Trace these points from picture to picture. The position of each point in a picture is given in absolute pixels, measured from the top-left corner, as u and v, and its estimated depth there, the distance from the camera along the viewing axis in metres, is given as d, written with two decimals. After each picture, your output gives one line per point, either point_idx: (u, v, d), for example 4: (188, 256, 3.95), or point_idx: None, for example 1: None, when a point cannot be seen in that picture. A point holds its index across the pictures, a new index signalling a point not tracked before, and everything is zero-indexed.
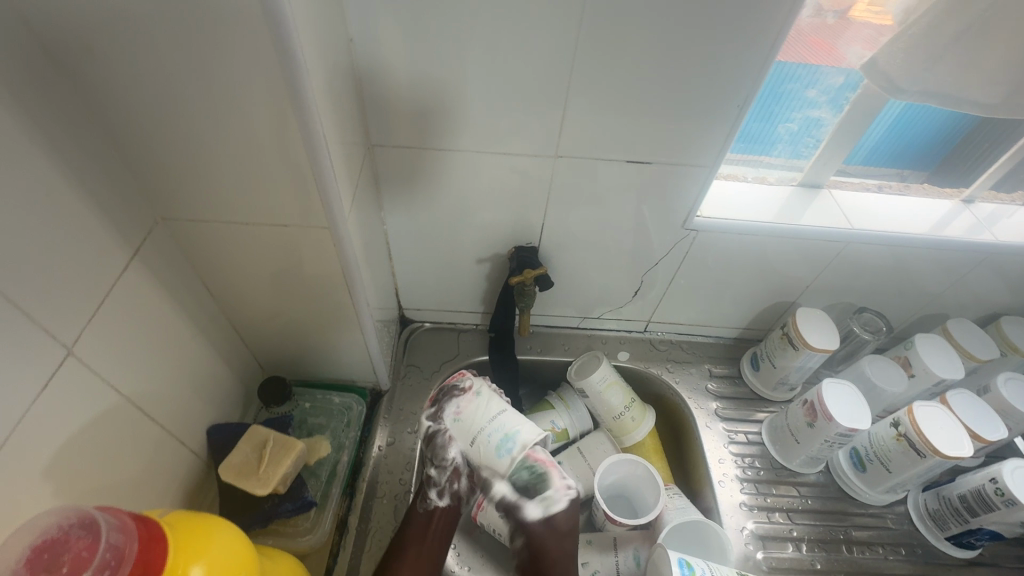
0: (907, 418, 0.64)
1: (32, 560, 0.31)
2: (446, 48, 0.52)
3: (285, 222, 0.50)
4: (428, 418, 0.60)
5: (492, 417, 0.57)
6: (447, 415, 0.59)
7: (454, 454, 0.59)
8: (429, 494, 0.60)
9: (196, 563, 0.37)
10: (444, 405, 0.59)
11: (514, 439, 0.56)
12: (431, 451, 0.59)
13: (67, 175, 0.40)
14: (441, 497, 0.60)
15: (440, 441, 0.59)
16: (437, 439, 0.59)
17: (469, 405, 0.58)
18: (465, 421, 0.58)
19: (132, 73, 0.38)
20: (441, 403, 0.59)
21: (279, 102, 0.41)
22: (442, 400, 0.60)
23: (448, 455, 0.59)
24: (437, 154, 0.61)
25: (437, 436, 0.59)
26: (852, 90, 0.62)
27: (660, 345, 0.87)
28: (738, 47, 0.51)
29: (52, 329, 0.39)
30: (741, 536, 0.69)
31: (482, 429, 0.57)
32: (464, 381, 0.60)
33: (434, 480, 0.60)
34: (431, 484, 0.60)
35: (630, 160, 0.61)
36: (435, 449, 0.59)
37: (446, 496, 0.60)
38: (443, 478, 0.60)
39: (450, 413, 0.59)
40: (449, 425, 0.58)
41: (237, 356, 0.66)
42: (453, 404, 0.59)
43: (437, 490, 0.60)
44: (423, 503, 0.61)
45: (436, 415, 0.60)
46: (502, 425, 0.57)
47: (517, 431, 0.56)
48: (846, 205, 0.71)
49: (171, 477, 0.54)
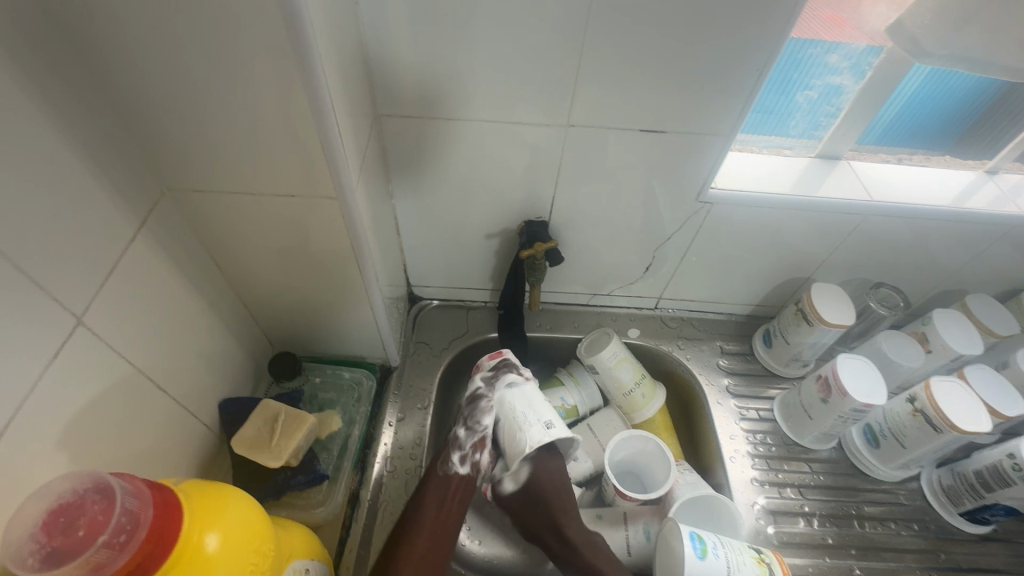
0: (923, 394, 0.63)
1: (48, 523, 0.32)
2: (454, 13, 0.50)
3: (291, 194, 0.49)
4: (480, 381, 0.65)
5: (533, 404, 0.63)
6: (500, 387, 0.64)
7: (488, 421, 0.63)
8: (452, 458, 0.62)
9: (211, 532, 0.37)
10: (500, 377, 0.65)
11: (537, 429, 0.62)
12: (470, 411, 0.64)
13: (70, 142, 0.39)
14: (463, 464, 0.62)
15: (482, 406, 0.64)
16: (479, 403, 0.64)
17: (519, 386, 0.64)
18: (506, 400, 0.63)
19: (132, 35, 0.37)
20: (498, 373, 0.65)
21: (283, 66, 0.39)
22: (500, 369, 0.66)
23: (483, 421, 0.63)
24: (446, 125, 0.60)
25: (481, 399, 0.64)
26: (875, 56, 0.59)
27: (671, 323, 0.86)
28: (761, 8, 0.49)
29: (61, 299, 0.38)
30: (752, 511, 0.69)
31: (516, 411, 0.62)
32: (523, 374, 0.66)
33: (459, 443, 0.63)
34: (456, 449, 0.63)
35: (644, 130, 0.59)
36: (475, 410, 0.63)
37: (468, 463, 0.63)
38: (470, 441, 0.63)
39: (505, 390, 0.64)
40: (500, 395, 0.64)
41: (247, 332, 0.65)
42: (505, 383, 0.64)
43: (461, 456, 0.63)
44: (443, 467, 0.62)
45: (489, 381, 0.65)
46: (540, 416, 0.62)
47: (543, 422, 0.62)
48: (866, 177, 0.69)
49: (184, 450, 0.55)
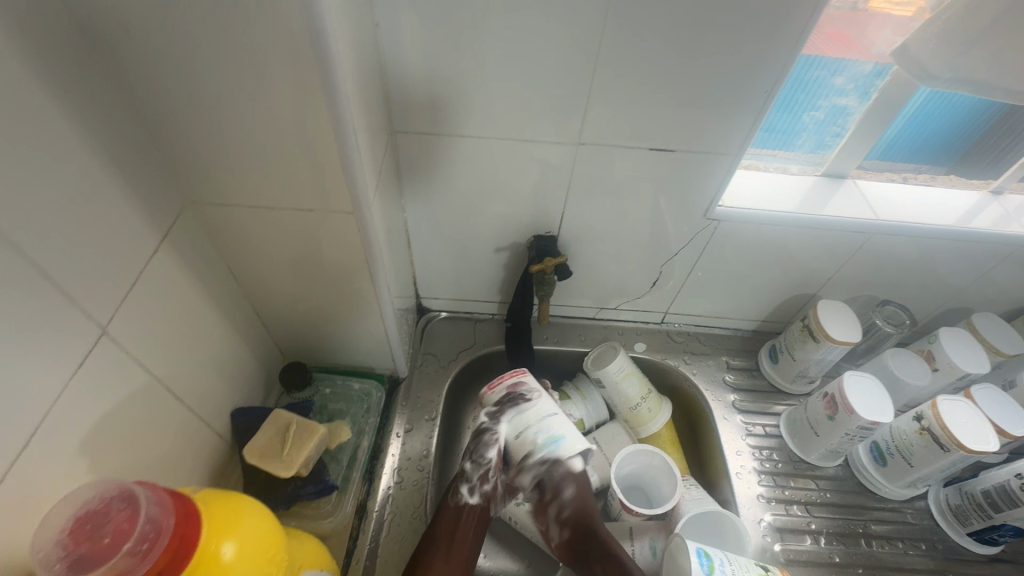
0: (930, 412, 0.64)
1: (74, 530, 0.32)
2: (469, 36, 0.51)
3: (309, 208, 0.51)
4: (483, 415, 0.60)
5: (543, 417, 0.58)
6: (504, 420, 0.58)
7: (492, 454, 0.59)
8: (461, 489, 0.61)
9: (228, 541, 0.37)
10: (506, 409, 0.59)
11: (560, 444, 0.57)
12: (474, 446, 0.60)
13: (99, 157, 0.40)
14: (472, 495, 0.61)
15: (486, 440, 0.59)
16: (484, 437, 0.59)
17: (532, 409, 0.58)
18: (521, 433, 0.58)
19: (165, 55, 0.39)
20: (502, 407, 0.59)
21: (308, 87, 0.41)
22: (502, 405, 0.59)
23: (488, 455, 0.59)
24: (458, 142, 0.61)
25: (485, 433, 0.59)
26: (881, 78, 0.60)
27: (677, 337, 0.87)
28: (768, 33, 0.50)
29: (88, 309, 0.39)
30: (759, 528, 0.69)
31: (531, 428, 0.57)
32: (530, 392, 0.59)
33: (468, 475, 0.61)
34: (464, 480, 0.61)
35: (653, 148, 0.61)
36: (479, 445, 0.59)
37: (478, 493, 0.61)
38: (476, 474, 0.61)
39: (506, 422, 0.58)
40: (504, 427, 0.58)
41: (259, 342, 0.66)
42: (513, 412, 0.58)
43: (470, 487, 0.61)
44: (454, 498, 0.61)
45: (494, 415, 0.59)
46: (551, 427, 0.58)
47: (565, 436, 0.58)
48: (872, 197, 0.70)
49: (197, 458, 0.55)
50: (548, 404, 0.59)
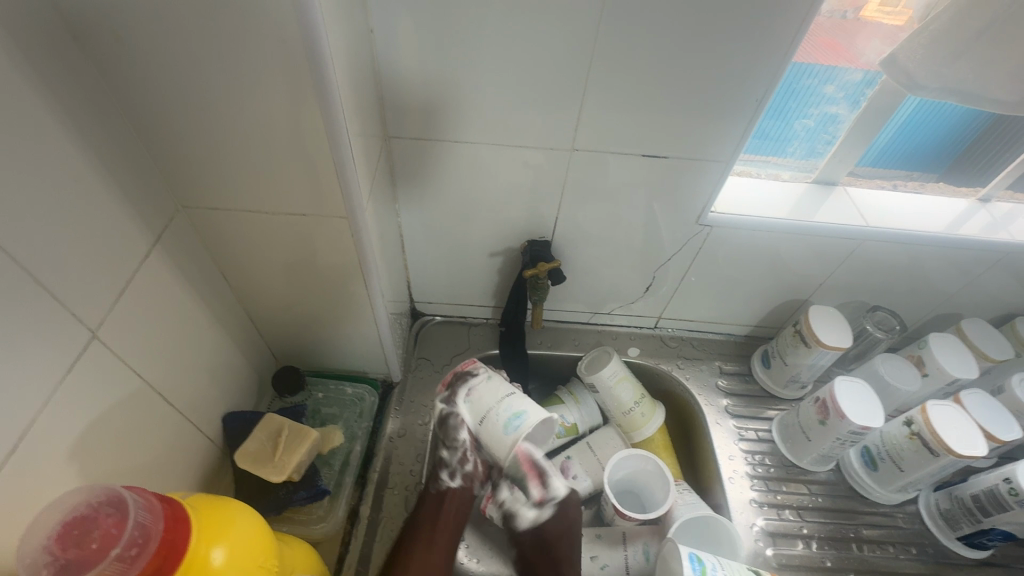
0: (920, 417, 0.64)
1: (62, 536, 0.32)
2: (463, 41, 0.52)
3: (303, 212, 0.51)
4: (440, 403, 0.62)
5: (501, 397, 0.59)
6: (460, 399, 0.61)
7: (464, 435, 0.60)
8: (442, 475, 0.61)
9: (218, 546, 0.37)
10: (459, 389, 0.61)
11: (524, 419, 0.57)
12: (444, 433, 0.61)
13: (92, 161, 0.40)
14: (454, 479, 0.61)
15: (452, 423, 0.60)
16: (449, 421, 0.60)
17: (480, 386, 0.60)
18: (478, 405, 0.59)
19: (158, 60, 0.39)
20: (454, 389, 0.62)
21: (302, 92, 0.41)
22: (455, 384, 0.62)
23: (459, 437, 0.60)
24: (453, 147, 0.61)
25: (449, 417, 0.60)
26: (870, 86, 0.61)
27: (670, 342, 0.87)
28: (759, 42, 0.51)
29: (78, 313, 0.39)
30: (751, 533, 0.69)
31: (492, 409, 0.58)
32: (477, 368, 0.62)
33: (447, 462, 0.61)
34: (444, 466, 0.61)
35: (645, 154, 0.61)
36: (448, 430, 0.60)
37: (459, 477, 0.61)
38: (455, 459, 0.61)
39: (463, 400, 0.60)
40: (462, 408, 0.60)
41: (252, 346, 0.66)
42: (466, 388, 0.61)
43: (450, 472, 0.61)
44: (435, 484, 0.61)
45: (450, 399, 0.61)
46: (511, 405, 0.58)
47: (526, 410, 0.58)
48: (862, 203, 0.71)
49: (188, 464, 0.55)
50: (497, 380, 0.61)
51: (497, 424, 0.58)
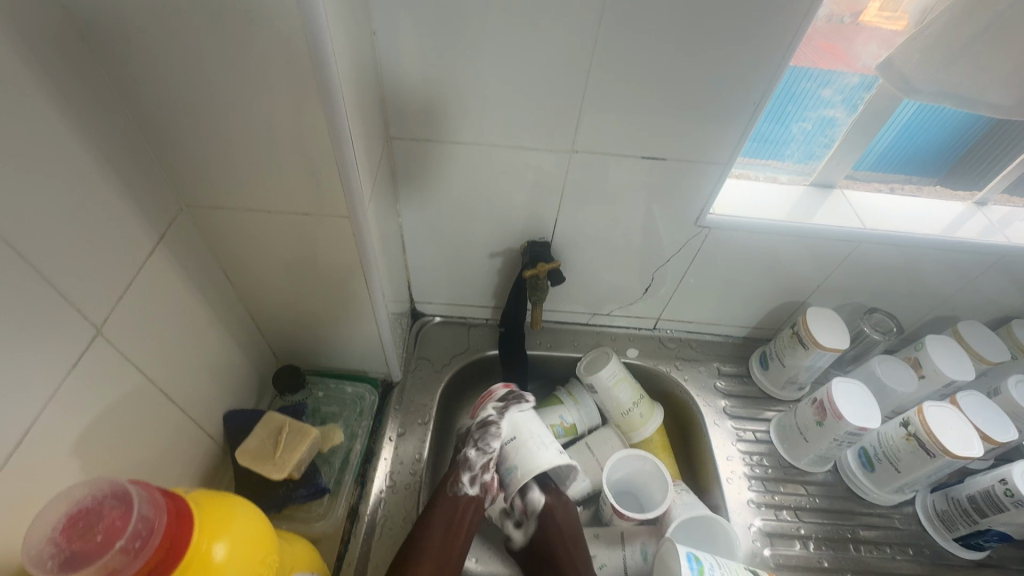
0: (916, 418, 0.65)
1: (67, 528, 0.32)
2: (464, 43, 0.52)
3: (305, 212, 0.51)
4: (491, 409, 0.65)
5: (536, 434, 0.63)
6: (507, 415, 0.64)
7: (498, 445, 0.63)
8: (461, 479, 0.62)
9: (220, 541, 0.37)
10: (511, 405, 0.65)
11: (547, 456, 0.62)
12: (479, 436, 0.63)
13: (97, 159, 0.40)
14: (472, 485, 0.62)
15: (491, 431, 0.63)
16: (490, 428, 0.63)
17: (524, 417, 0.64)
18: (522, 432, 0.63)
19: (165, 60, 0.39)
20: (506, 403, 0.65)
21: (305, 92, 0.41)
22: (510, 399, 0.65)
23: (493, 445, 0.63)
24: (454, 148, 0.62)
25: (491, 425, 0.63)
26: (867, 90, 0.62)
27: (669, 343, 0.88)
28: (756, 46, 0.51)
29: (82, 310, 0.40)
30: (749, 533, 0.70)
31: (524, 444, 0.62)
32: (523, 399, 0.66)
33: (470, 463, 0.62)
34: (466, 470, 0.62)
35: (644, 156, 0.62)
36: (485, 435, 0.63)
37: (477, 485, 0.62)
38: (479, 464, 0.62)
39: (513, 416, 0.64)
40: (507, 421, 0.63)
41: (253, 345, 0.66)
42: (518, 408, 0.64)
43: (471, 477, 0.62)
44: (452, 488, 0.62)
45: (502, 409, 0.64)
46: (543, 441, 0.63)
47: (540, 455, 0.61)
48: (859, 206, 0.72)
49: (189, 461, 0.55)
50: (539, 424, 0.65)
51: (523, 455, 0.61)
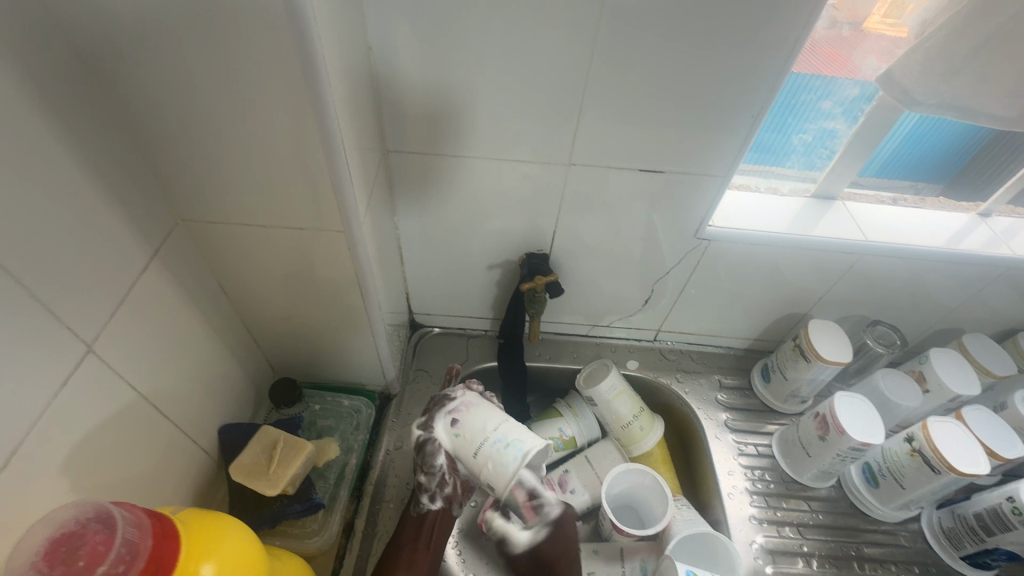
0: (921, 433, 0.63)
1: (49, 553, 0.32)
2: (460, 56, 0.52)
3: (301, 226, 0.51)
4: (418, 429, 0.60)
5: (492, 425, 0.55)
6: (437, 425, 0.58)
7: (442, 460, 0.58)
8: (422, 498, 0.59)
9: (207, 561, 0.37)
10: (438, 414, 0.59)
11: (520, 446, 0.53)
12: (421, 459, 0.59)
13: (90, 176, 0.40)
14: (434, 502, 0.59)
15: (429, 449, 0.58)
16: (426, 447, 0.58)
17: (466, 414, 0.57)
18: (465, 440, 0.55)
19: (159, 77, 0.39)
20: (431, 414, 0.60)
21: (299, 106, 0.41)
22: (433, 410, 0.60)
23: (437, 461, 0.58)
24: (451, 160, 0.62)
25: (427, 443, 0.58)
26: (867, 102, 0.61)
27: (669, 355, 0.87)
28: (753, 58, 0.51)
29: (75, 327, 0.39)
30: (750, 550, 0.69)
31: (485, 439, 0.54)
32: (455, 393, 0.61)
33: (426, 485, 0.59)
34: (424, 490, 0.59)
35: (643, 168, 0.61)
36: (425, 456, 0.58)
37: (440, 499, 0.59)
38: (433, 483, 0.59)
39: (443, 424, 0.58)
40: (440, 432, 0.58)
41: (250, 358, 0.66)
42: (444, 415, 0.58)
43: (430, 495, 0.59)
44: (416, 507, 0.60)
45: (428, 423, 0.59)
46: (503, 433, 0.54)
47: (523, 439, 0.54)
48: (861, 218, 0.71)
49: (182, 476, 0.55)
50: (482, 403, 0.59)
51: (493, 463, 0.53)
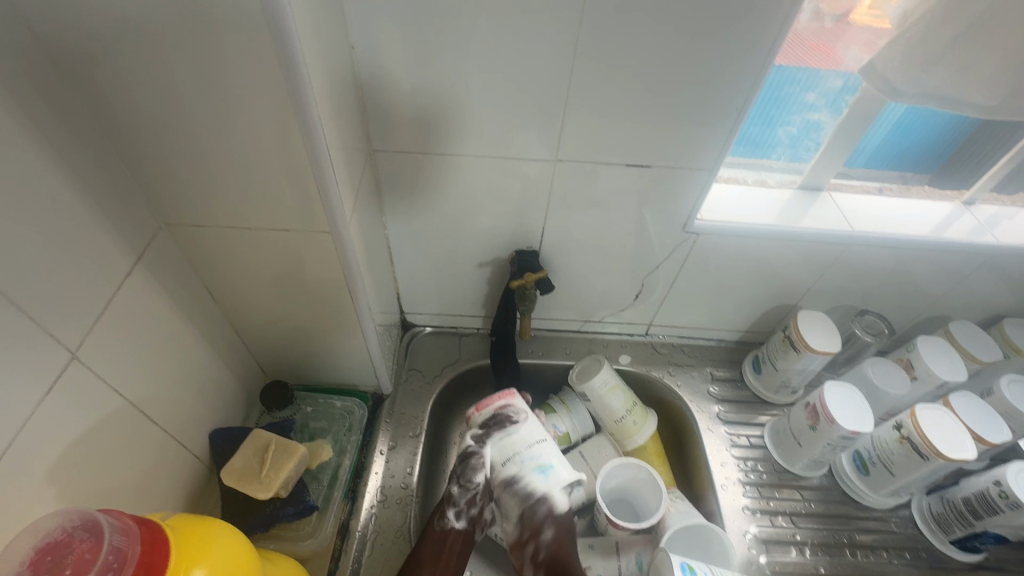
0: (909, 421, 0.64)
1: (35, 562, 0.31)
2: (443, 53, 0.52)
3: (287, 228, 0.51)
4: (469, 439, 0.59)
5: (530, 443, 0.57)
6: (491, 444, 0.57)
7: (479, 479, 0.57)
8: (447, 513, 0.59)
9: (198, 566, 0.37)
10: (494, 433, 0.58)
11: (549, 474, 0.55)
12: (461, 470, 0.58)
13: (68, 182, 0.40)
14: (458, 519, 0.59)
15: (473, 463, 0.57)
16: (471, 461, 0.57)
17: (518, 431, 0.57)
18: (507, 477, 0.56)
19: (136, 79, 0.39)
20: (489, 429, 0.58)
21: (281, 106, 0.41)
22: (489, 426, 0.58)
23: (474, 479, 0.57)
24: (438, 159, 0.61)
25: (472, 456, 0.58)
26: (851, 94, 0.62)
27: (661, 349, 0.87)
28: (737, 50, 0.51)
29: (57, 334, 0.39)
30: (744, 541, 0.69)
31: (519, 456, 0.56)
32: (517, 415, 0.58)
33: (454, 499, 0.59)
34: (451, 504, 0.59)
35: (630, 163, 0.62)
36: (467, 469, 0.58)
37: (464, 518, 0.59)
38: (463, 498, 0.59)
39: (495, 444, 0.57)
40: (489, 452, 0.57)
41: (239, 362, 0.66)
42: (501, 436, 0.57)
43: (456, 511, 0.59)
44: (439, 522, 0.59)
45: (481, 438, 0.58)
46: (539, 455, 0.56)
47: (552, 465, 0.56)
48: (847, 209, 0.71)
49: (172, 482, 0.54)
50: (535, 427, 0.58)
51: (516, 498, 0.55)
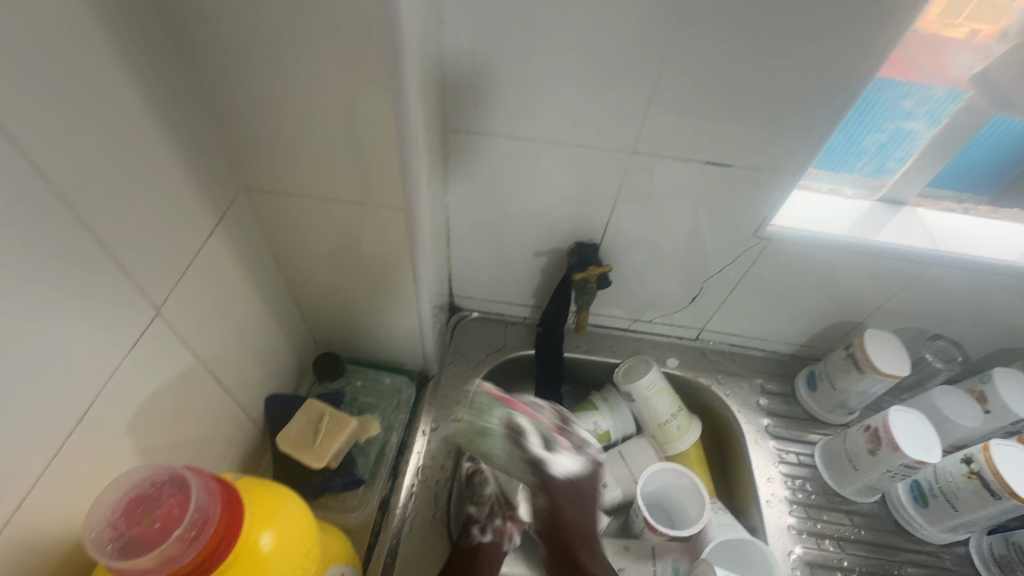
0: (981, 455, 0.61)
1: (128, 513, 0.34)
2: (532, 34, 0.50)
3: (359, 202, 0.50)
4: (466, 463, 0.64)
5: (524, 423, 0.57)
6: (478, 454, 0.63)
7: (489, 489, 0.60)
8: (471, 530, 0.58)
9: (267, 530, 0.37)
10: None
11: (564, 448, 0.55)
12: (471, 489, 0.62)
13: (165, 140, 0.40)
14: (484, 533, 0.58)
15: (478, 479, 0.61)
16: (473, 477, 0.62)
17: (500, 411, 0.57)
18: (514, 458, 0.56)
19: (238, 42, 0.39)
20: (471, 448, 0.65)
21: (375, 79, 0.40)
22: None
23: (486, 490, 0.60)
24: (510, 142, 0.60)
25: (474, 474, 0.62)
26: (953, 103, 0.57)
27: (711, 355, 0.85)
28: (845, 51, 0.48)
29: (145, 289, 0.40)
30: (788, 560, 0.67)
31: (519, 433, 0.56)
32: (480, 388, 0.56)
33: (476, 516, 0.59)
34: (473, 521, 0.59)
35: (707, 161, 0.59)
36: (475, 486, 0.61)
37: (491, 530, 0.58)
38: (483, 513, 0.59)
39: None
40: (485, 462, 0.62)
41: (295, 330, 0.67)
42: None
43: (480, 526, 0.58)
44: (467, 538, 0.58)
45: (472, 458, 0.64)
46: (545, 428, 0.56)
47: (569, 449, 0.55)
48: (932, 227, 0.67)
49: (230, 442, 0.56)
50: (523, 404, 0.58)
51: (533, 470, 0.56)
